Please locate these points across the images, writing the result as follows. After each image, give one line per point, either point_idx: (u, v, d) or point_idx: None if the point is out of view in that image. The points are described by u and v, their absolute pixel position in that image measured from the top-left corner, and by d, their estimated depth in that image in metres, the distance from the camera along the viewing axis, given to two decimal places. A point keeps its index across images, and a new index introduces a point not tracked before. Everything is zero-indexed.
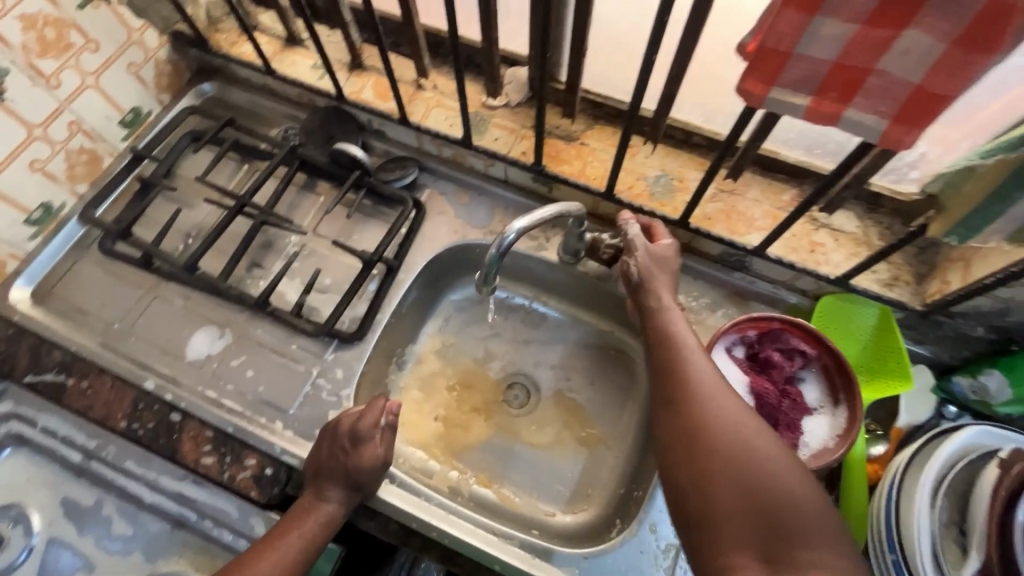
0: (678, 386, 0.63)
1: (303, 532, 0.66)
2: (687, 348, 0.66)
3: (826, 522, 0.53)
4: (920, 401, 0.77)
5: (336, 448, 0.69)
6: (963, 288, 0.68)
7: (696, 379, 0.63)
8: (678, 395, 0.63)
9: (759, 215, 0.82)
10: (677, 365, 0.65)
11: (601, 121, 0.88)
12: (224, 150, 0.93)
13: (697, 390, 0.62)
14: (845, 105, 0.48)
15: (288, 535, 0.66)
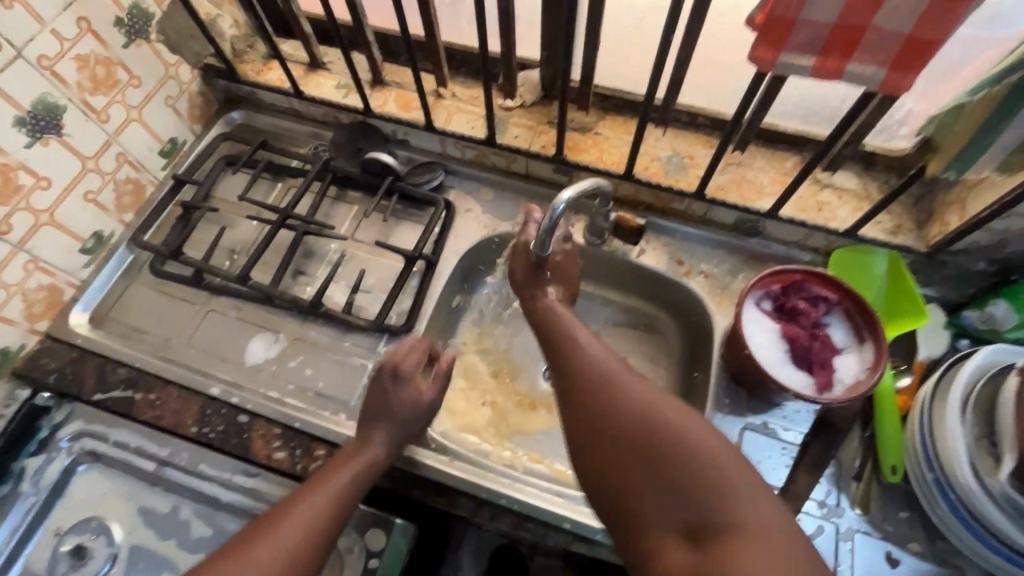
0: (575, 355, 0.66)
1: (349, 470, 0.68)
2: (575, 334, 0.70)
3: (743, 506, 0.47)
4: (935, 335, 0.83)
5: (376, 399, 0.74)
6: (963, 225, 0.75)
7: (597, 351, 0.66)
8: (577, 362, 0.65)
9: (767, 182, 0.89)
10: (581, 344, 0.68)
11: (612, 111, 0.96)
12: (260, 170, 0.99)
13: (595, 358, 0.65)
14: (847, 60, 0.55)
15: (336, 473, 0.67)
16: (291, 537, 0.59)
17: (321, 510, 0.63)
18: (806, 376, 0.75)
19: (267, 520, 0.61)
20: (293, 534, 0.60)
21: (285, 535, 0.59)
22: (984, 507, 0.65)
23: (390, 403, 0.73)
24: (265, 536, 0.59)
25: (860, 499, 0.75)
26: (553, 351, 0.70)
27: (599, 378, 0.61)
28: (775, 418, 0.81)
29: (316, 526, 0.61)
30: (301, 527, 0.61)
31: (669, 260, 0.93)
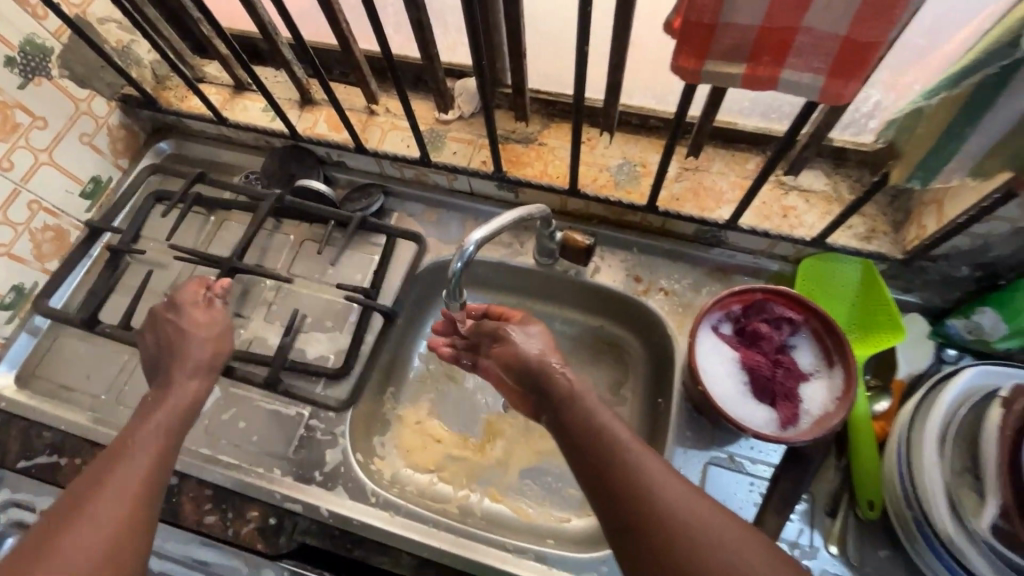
0: (612, 467, 0.52)
1: (158, 426, 0.60)
2: (601, 427, 0.56)
3: None
4: (917, 348, 0.76)
5: (166, 338, 0.69)
6: (940, 230, 0.67)
7: (638, 459, 0.52)
8: (623, 485, 0.51)
9: (726, 187, 0.81)
10: (615, 446, 0.54)
11: (557, 119, 0.88)
12: (187, 206, 0.92)
13: (640, 472, 0.51)
14: (781, 66, 0.47)
15: (120, 465, 0.55)
16: (93, 542, 0.49)
17: (126, 499, 0.52)
18: (769, 408, 0.68)
19: (53, 524, 0.50)
20: (92, 538, 0.49)
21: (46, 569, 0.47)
22: (965, 553, 0.59)
23: (192, 354, 0.68)
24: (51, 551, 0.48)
25: (835, 537, 0.69)
26: (580, 454, 0.55)
27: (658, 513, 0.48)
28: (741, 450, 0.75)
29: (134, 506, 0.52)
30: (98, 525, 0.50)
31: (626, 277, 0.86)
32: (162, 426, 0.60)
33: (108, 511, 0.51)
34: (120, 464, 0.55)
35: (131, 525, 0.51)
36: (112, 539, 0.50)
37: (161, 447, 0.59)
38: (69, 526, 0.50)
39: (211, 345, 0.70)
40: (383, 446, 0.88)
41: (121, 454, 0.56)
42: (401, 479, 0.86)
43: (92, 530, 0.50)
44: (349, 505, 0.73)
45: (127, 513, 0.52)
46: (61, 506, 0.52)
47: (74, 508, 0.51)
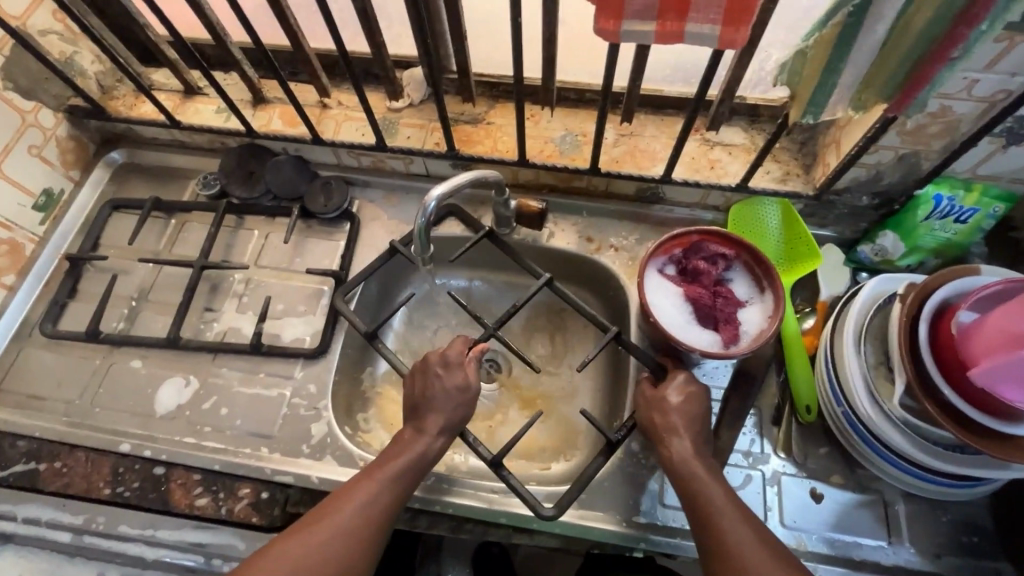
0: (693, 505, 0.62)
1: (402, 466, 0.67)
2: (687, 477, 0.64)
3: None
4: (835, 272, 0.86)
5: (420, 387, 0.72)
6: (841, 163, 0.78)
7: (713, 503, 0.61)
8: (701, 520, 0.61)
9: (660, 148, 0.89)
10: (699, 489, 0.62)
11: (502, 99, 0.94)
12: (147, 211, 0.94)
13: (713, 510, 0.61)
14: (684, 21, 0.56)
15: (367, 490, 0.64)
16: (328, 549, 0.60)
17: (357, 519, 0.62)
18: (713, 333, 0.76)
19: (311, 517, 0.62)
20: (326, 542, 0.60)
21: (294, 549, 0.59)
22: (885, 431, 0.69)
23: (441, 404, 0.70)
24: (304, 532, 0.60)
25: (782, 442, 0.78)
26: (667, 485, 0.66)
27: (718, 545, 0.59)
28: (696, 377, 0.83)
29: (358, 527, 0.62)
30: (337, 531, 0.61)
31: (579, 239, 0.93)
32: (403, 468, 0.67)
33: (341, 522, 0.61)
34: (360, 490, 0.64)
35: (354, 538, 0.61)
36: (343, 548, 0.60)
37: (403, 483, 0.66)
38: (316, 520, 0.62)
39: (456, 403, 0.71)
40: (367, 421, 0.88)
41: (373, 475, 0.65)
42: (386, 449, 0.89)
43: (333, 533, 0.61)
44: (337, 470, 0.77)
45: (356, 531, 0.62)
46: (331, 497, 0.64)
47: (331, 506, 0.63)
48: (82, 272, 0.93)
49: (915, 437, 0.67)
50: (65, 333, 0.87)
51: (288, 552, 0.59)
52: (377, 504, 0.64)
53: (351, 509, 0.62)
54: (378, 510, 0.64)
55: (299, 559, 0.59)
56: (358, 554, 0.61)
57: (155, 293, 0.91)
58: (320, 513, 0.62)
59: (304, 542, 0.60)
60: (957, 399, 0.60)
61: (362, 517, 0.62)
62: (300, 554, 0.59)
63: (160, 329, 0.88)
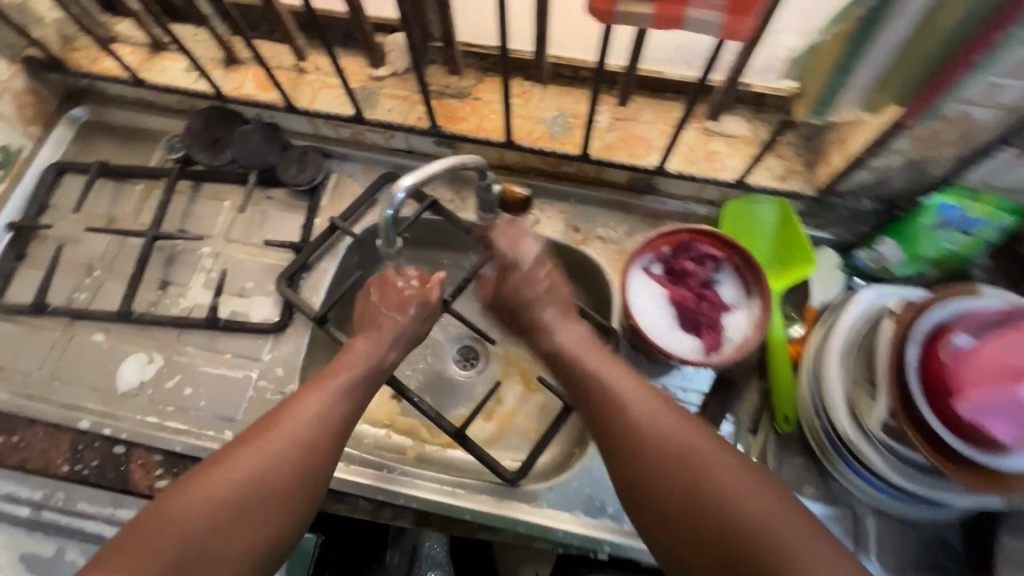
0: (654, 455, 0.52)
1: (352, 372, 0.65)
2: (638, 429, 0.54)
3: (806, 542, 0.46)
4: (829, 280, 0.82)
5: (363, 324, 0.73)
6: (845, 165, 0.73)
7: (676, 447, 0.52)
8: (670, 474, 0.51)
9: (655, 135, 0.84)
10: (654, 436, 0.53)
11: (491, 72, 0.88)
12: (92, 176, 0.90)
13: (683, 455, 0.51)
14: (685, 5, 0.50)
15: (323, 396, 0.62)
16: (290, 452, 0.56)
17: (316, 422, 0.59)
18: (694, 338, 0.74)
19: (265, 421, 0.58)
20: (286, 447, 0.56)
21: (255, 458, 0.55)
22: (863, 452, 0.67)
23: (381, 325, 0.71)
24: (259, 440, 0.56)
25: (757, 451, 0.76)
26: (610, 445, 0.55)
27: (699, 495, 0.49)
28: (674, 380, 0.80)
29: (316, 430, 0.59)
30: (297, 433, 0.57)
31: (565, 227, 0.89)
32: (355, 375, 0.65)
33: (299, 425, 0.58)
34: (314, 398, 0.61)
35: (315, 440, 0.58)
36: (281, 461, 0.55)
37: (355, 390, 0.64)
38: (271, 427, 0.58)
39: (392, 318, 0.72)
40: None
41: (326, 385, 0.63)
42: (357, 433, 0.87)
43: (292, 435, 0.57)
44: None
45: (317, 432, 0.58)
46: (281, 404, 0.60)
47: (284, 412, 0.59)
48: (28, 242, 0.89)
49: (893, 460, 0.65)
50: (17, 305, 0.83)
51: (251, 459, 0.55)
52: (335, 409, 0.61)
53: (311, 415, 0.59)
54: (337, 414, 0.61)
55: (261, 467, 0.54)
56: (324, 456, 0.58)
57: (117, 263, 0.88)
58: (275, 418, 0.58)
59: (261, 449, 0.55)
60: (941, 429, 0.58)
61: (320, 421, 0.59)
62: (263, 457, 0.55)
63: (111, 296, 0.86)
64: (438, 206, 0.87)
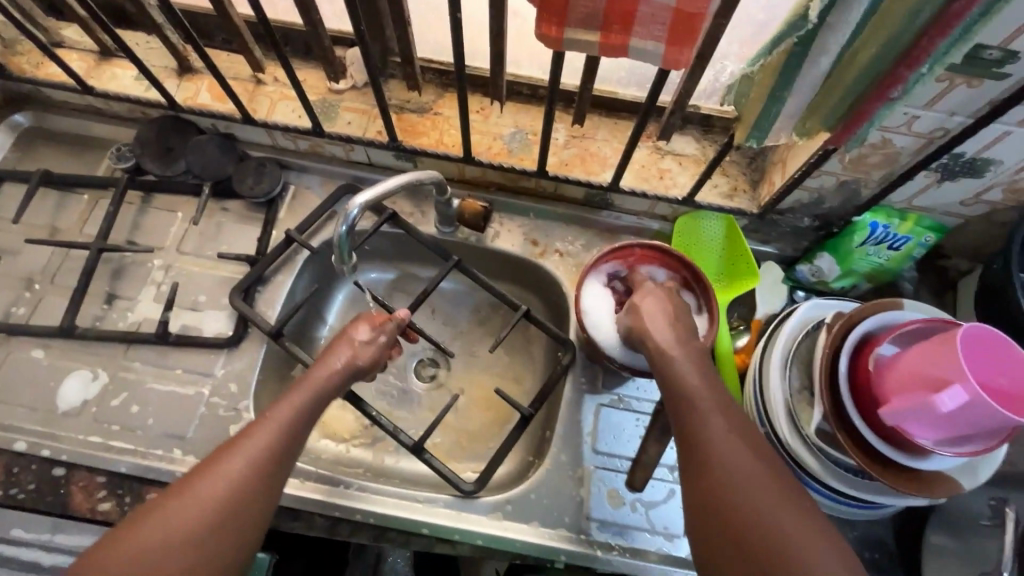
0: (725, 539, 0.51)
1: (274, 430, 0.59)
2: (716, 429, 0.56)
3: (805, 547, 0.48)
4: (773, 291, 0.87)
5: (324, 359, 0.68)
6: (785, 185, 0.77)
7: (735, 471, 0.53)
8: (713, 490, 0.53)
9: (610, 153, 0.87)
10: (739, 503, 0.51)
11: (450, 88, 0.90)
12: (34, 186, 0.87)
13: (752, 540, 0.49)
14: (629, 35, 0.53)
15: (256, 440, 0.58)
16: (193, 522, 0.51)
17: (229, 485, 0.54)
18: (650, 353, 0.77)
19: (168, 492, 0.53)
20: (187, 522, 0.51)
21: (149, 533, 0.50)
22: (801, 456, 0.70)
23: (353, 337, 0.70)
24: (155, 515, 0.51)
25: None
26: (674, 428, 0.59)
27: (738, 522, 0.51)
28: (628, 391, 0.82)
29: (226, 498, 0.53)
30: (205, 501, 0.53)
31: (524, 241, 0.90)
32: (276, 437, 0.59)
33: (204, 495, 0.53)
34: (229, 458, 0.56)
35: (223, 512, 0.53)
36: (263, 467, 0.57)
37: (279, 450, 0.58)
38: (171, 498, 0.53)
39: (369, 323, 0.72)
40: None
41: (241, 445, 0.57)
42: (313, 449, 0.86)
43: (196, 505, 0.52)
44: None
45: (225, 504, 0.53)
46: (189, 472, 0.55)
47: (190, 480, 0.54)
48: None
49: (830, 463, 0.69)
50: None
51: (148, 534, 0.50)
52: (254, 469, 0.56)
53: (223, 476, 0.54)
54: (253, 476, 0.56)
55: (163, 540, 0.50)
56: (235, 531, 0.53)
57: (60, 276, 0.84)
58: (178, 489, 0.53)
59: (158, 523, 0.51)
60: (867, 431, 0.61)
61: (231, 486, 0.54)
62: (161, 530, 0.50)
63: (53, 311, 0.82)
64: (397, 218, 0.88)
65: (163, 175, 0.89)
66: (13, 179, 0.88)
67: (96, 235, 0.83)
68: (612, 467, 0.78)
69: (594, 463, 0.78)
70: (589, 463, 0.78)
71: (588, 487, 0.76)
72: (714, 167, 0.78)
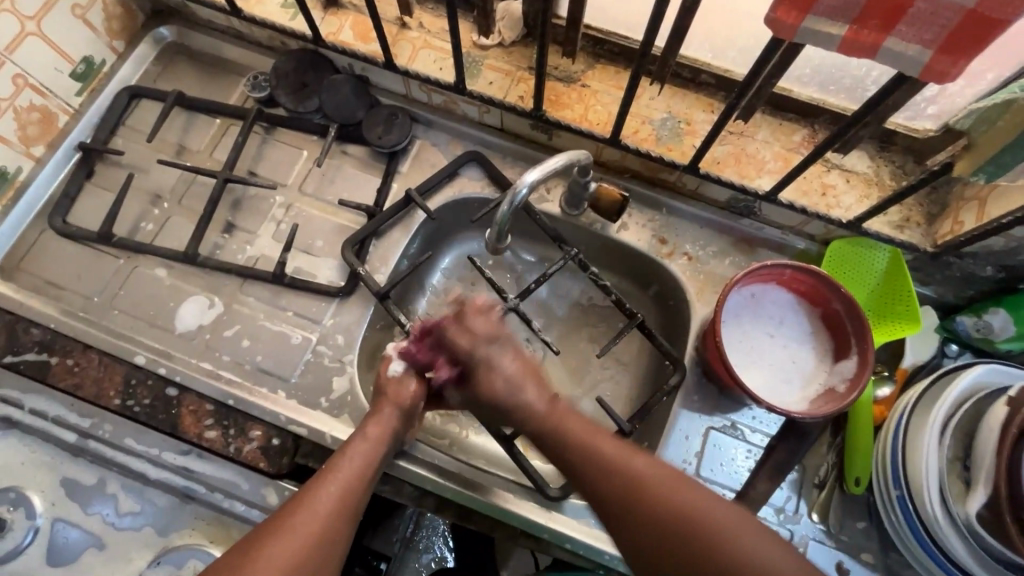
0: (664, 516, 0.50)
1: (353, 466, 0.60)
2: (638, 473, 0.53)
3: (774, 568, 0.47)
4: (924, 340, 0.78)
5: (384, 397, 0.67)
6: (979, 228, 0.67)
7: (712, 533, 0.49)
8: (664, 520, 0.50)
9: (770, 157, 0.78)
10: (682, 520, 0.50)
11: (603, 59, 0.82)
12: (169, 104, 0.86)
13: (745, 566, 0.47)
14: (886, 34, 0.44)
15: (340, 472, 0.58)
16: (290, 558, 0.51)
17: (320, 523, 0.54)
18: (780, 394, 0.72)
19: (262, 530, 0.53)
20: (289, 556, 0.51)
21: (276, 550, 0.51)
22: (945, 534, 0.63)
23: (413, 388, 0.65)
24: (283, 529, 0.52)
25: (819, 506, 0.73)
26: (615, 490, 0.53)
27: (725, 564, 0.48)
28: (742, 418, 0.77)
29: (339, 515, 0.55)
30: (300, 538, 0.52)
31: (652, 238, 0.84)
32: (370, 447, 0.62)
33: (299, 532, 0.52)
34: (317, 495, 0.56)
35: (329, 534, 0.54)
36: (345, 504, 0.56)
37: (359, 486, 0.58)
38: (284, 521, 0.53)
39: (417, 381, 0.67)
40: None
41: (330, 479, 0.57)
42: None
43: (292, 542, 0.52)
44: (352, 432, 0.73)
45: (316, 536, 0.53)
46: (282, 507, 0.55)
47: (283, 516, 0.54)
48: (95, 164, 0.86)
49: (978, 548, 0.62)
50: (77, 231, 0.81)
51: (275, 550, 0.51)
52: (341, 503, 0.56)
53: (315, 513, 0.54)
54: (342, 511, 0.56)
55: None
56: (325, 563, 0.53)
57: (186, 199, 0.85)
58: (295, 506, 0.55)
59: (286, 541, 0.52)
60: None
61: (322, 520, 0.54)
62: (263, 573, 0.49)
63: (178, 232, 0.83)
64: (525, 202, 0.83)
65: (294, 110, 0.86)
66: (152, 94, 0.88)
67: (225, 162, 0.82)
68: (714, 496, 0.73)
69: None
70: None
71: None
72: (897, 195, 0.69)
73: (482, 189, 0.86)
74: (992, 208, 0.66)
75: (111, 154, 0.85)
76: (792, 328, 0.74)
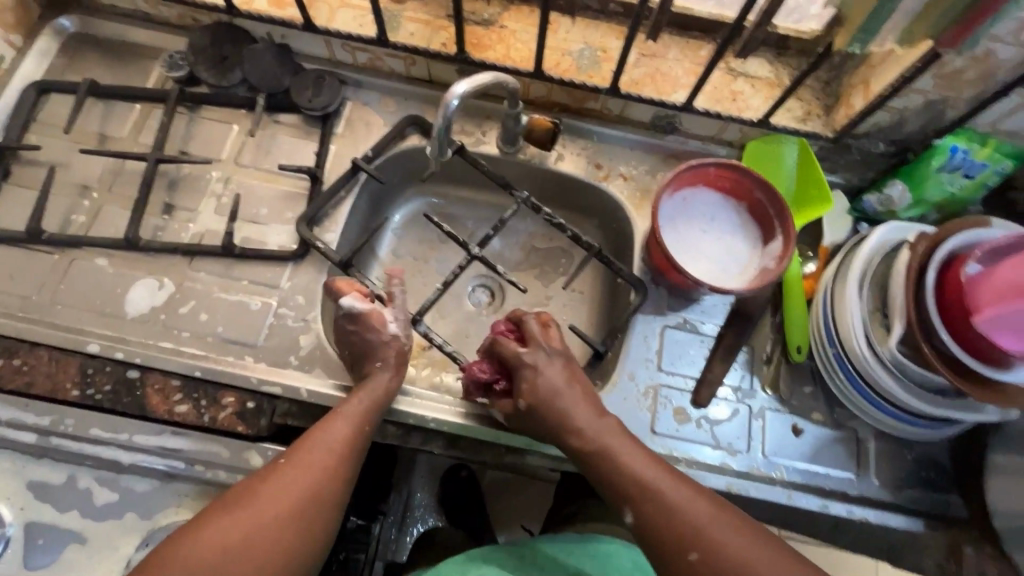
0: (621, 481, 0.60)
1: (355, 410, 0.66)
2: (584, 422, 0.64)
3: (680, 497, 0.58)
4: (839, 221, 0.86)
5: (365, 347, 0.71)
6: (867, 105, 0.75)
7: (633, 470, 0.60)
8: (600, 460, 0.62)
9: (682, 73, 0.85)
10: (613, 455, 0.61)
11: (516, 1, 0.87)
12: (82, 93, 0.83)
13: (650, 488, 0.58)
14: None
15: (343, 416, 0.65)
16: (300, 487, 0.58)
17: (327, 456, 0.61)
18: (723, 281, 0.78)
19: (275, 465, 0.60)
20: (298, 486, 0.58)
21: (292, 473, 0.59)
22: (876, 375, 0.71)
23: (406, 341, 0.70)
24: (297, 459, 0.60)
25: (770, 380, 0.80)
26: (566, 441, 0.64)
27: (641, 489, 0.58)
28: (693, 314, 0.83)
29: (345, 447, 0.63)
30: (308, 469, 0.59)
31: (588, 164, 0.89)
32: (376, 392, 0.68)
33: (306, 466, 0.59)
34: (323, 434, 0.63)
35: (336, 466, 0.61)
36: (350, 441, 0.63)
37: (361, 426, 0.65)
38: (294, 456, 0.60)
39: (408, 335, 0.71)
40: None
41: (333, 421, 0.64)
42: None
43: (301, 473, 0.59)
44: (327, 384, 0.74)
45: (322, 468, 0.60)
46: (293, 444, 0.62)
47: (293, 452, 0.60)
48: (10, 164, 0.82)
49: (904, 381, 0.70)
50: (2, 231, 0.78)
51: (291, 474, 0.58)
52: (345, 439, 0.63)
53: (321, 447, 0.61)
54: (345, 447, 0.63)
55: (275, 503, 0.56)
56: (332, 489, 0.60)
57: (117, 187, 0.82)
58: (305, 442, 0.61)
59: (295, 472, 0.59)
60: (954, 346, 0.62)
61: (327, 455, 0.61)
62: (275, 500, 0.56)
63: (114, 220, 0.81)
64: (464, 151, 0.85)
65: (217, 84, 0.86)
66: (62, 85, 0.85)
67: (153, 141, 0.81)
68: (678, 387, 0.79)
69: (660, 382, 0.79)
70: (655, 382, 0.79)
71: (654, 403, 0.77)
72: (794, 85, 0.76)
73: (420, 141, 0.88)
74: (877, 84, 0.74)
75: (26, 149, 0.82)
76: (724, 222, 0.81)
